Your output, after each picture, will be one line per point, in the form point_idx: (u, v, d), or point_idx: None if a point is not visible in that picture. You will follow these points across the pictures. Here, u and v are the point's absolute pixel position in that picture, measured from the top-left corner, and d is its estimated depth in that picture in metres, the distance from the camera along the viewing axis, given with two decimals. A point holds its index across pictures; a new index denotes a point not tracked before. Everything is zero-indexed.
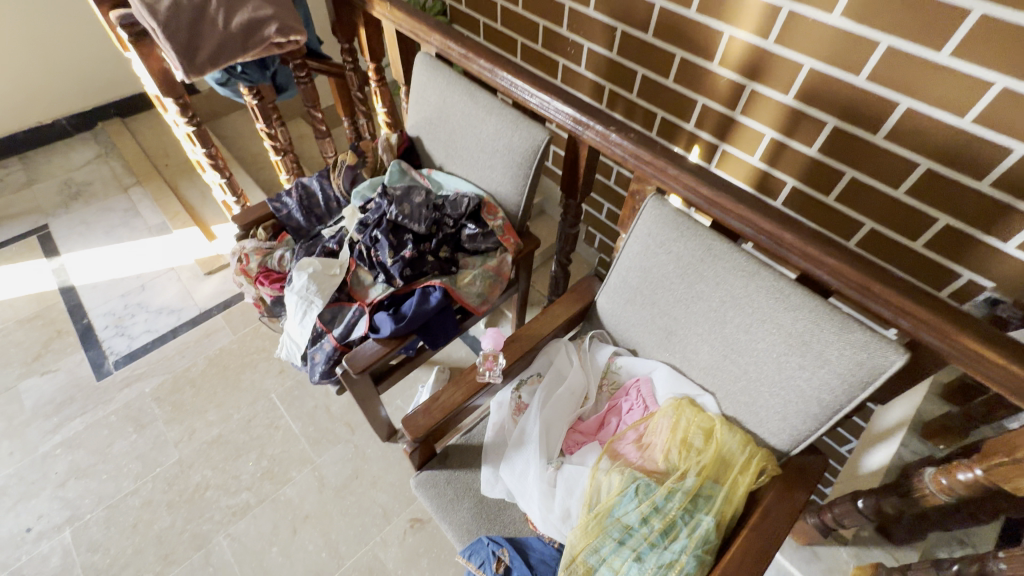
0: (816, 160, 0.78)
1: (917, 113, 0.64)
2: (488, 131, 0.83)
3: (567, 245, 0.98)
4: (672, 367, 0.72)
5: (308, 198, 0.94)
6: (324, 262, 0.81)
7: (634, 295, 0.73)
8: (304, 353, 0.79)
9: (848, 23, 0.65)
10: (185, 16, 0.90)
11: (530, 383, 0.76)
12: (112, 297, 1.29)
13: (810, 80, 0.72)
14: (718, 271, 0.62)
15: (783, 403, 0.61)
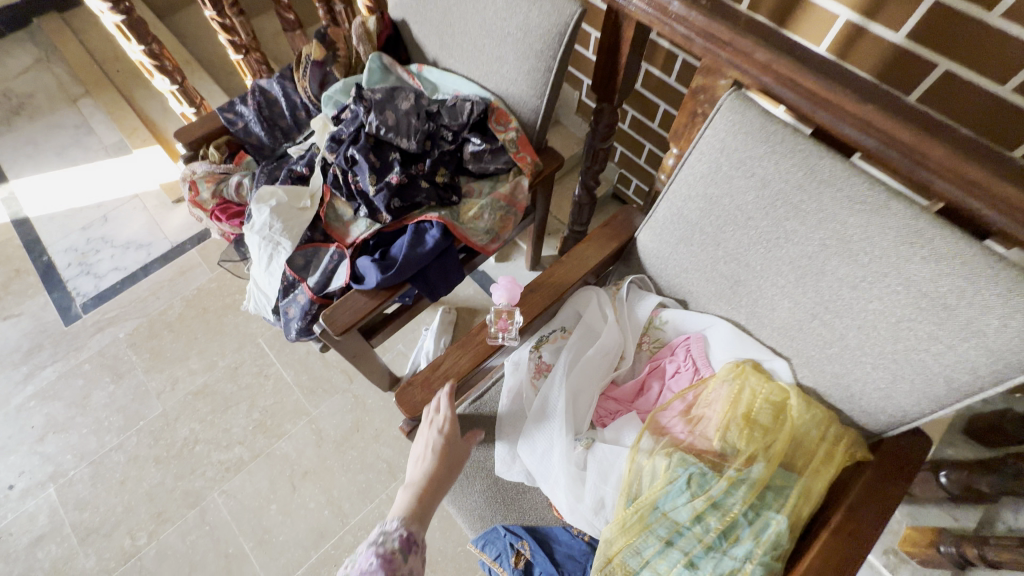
0: (901, 49, 0.52)
1: None
2: (494, 6, 0.61)
3: (595, 164, 0.79)
4: (735, 325, 0.57)
5: (269, 107, 0.75)
6: (290, 191, 0.64)
7: (692, 233, 0.55)
8: (276, 307, 0.65)
9: None
10: None
11: (553, 342, 0.61)
12: (73, 230, 1.14)
13: None
14: (821, 203, 0.44)
15: (890, 379, 0.46)
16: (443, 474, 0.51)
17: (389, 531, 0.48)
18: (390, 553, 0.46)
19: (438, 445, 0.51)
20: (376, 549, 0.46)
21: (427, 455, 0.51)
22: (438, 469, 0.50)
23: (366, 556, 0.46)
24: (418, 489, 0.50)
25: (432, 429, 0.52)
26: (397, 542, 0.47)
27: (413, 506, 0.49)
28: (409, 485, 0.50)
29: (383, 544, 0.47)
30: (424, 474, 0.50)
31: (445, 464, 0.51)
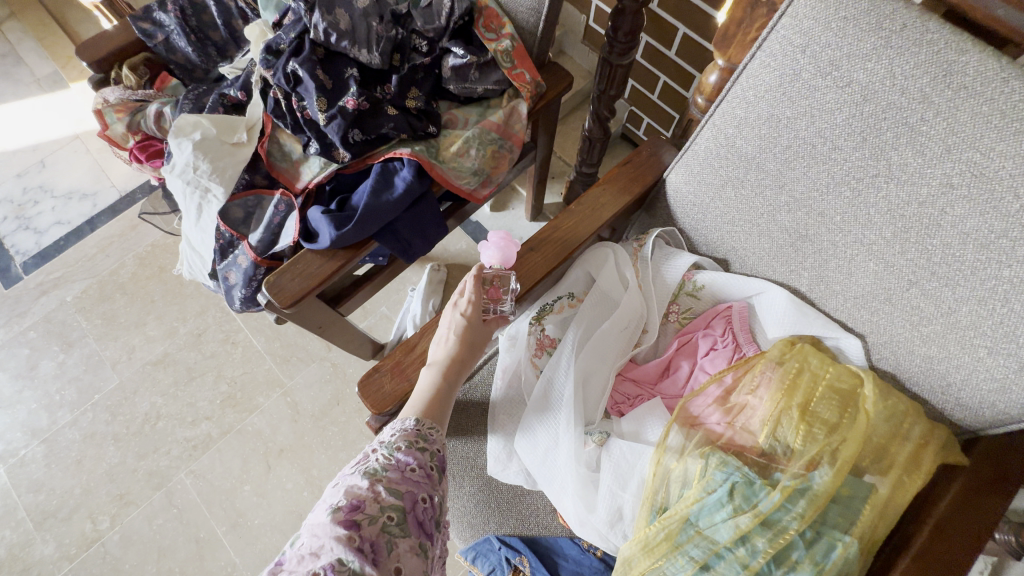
0: None
1: None
2: None
3: (611, 86, 0.63)
4: (792, 291, 0.44)
5: (195, 13, 0.58)
6: (219, 122, 0.50)
7: (745, 172, 0.42)
8: (214, 271, 0.52)
9: None
10: None
11: (559, 311, 0.49)
12: (8, 179, 0.99)
13: None
14: (953, 122, 0.30)
15: (1014, 370, 0.34)
16: (471, 354, 0.43)
17: (422, 424, 0.39)
18: (433, 467, 0.38)
19: (461, 326, 0.43)
20: (410, 447, 0.37)
21: (450, 334, 0.43)
22: (467, 349, 0.43)
23: (398, 452, 0.37)
24: (444, 370, 0.41)
25: (450, 309, 0.45)
26: (430, 437, 0.38)
27: (438, 389, 0.41)
28: (432, 365, 0.42)
29: (415, 440, 0.37)
30: (450, 354, 0.42)
31: (472, 344, 0.43)
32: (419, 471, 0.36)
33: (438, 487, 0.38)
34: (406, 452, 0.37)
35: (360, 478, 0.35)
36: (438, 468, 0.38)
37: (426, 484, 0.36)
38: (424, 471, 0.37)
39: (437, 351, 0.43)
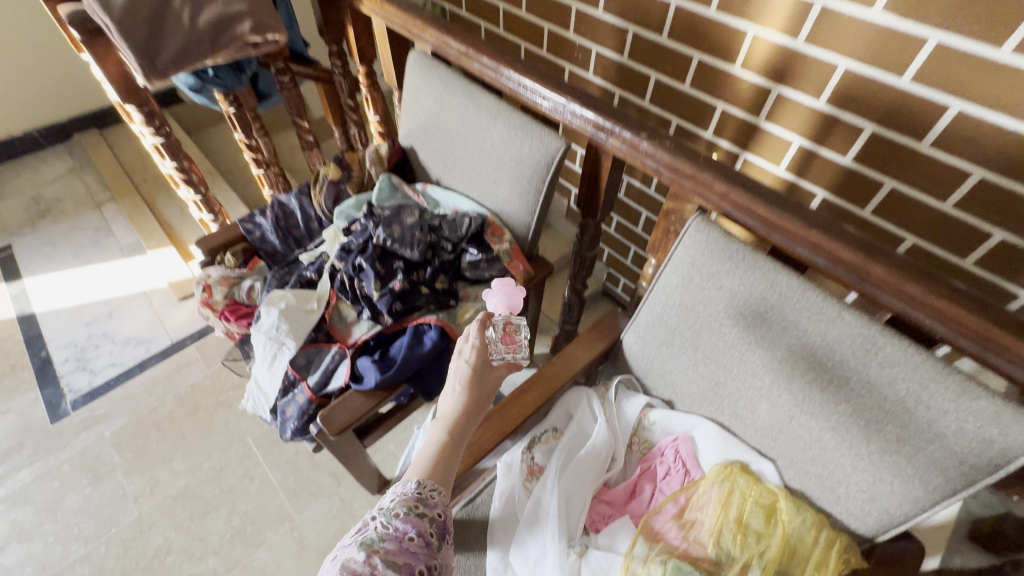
0: (850, 169, 0.69)
1: (970, 112, 0.56)
2: (492, 140, 0.71)
3: (584, 270, 0.85)
4: (720, 425, 0.59)
5: (285, 218, 0.82)
6: (299, 294, 0.69)
7: (672, 338, 0.60)
8: (274, 406, 0.66)
9: (888, 21, 0.57)
10: (143, 10, 0.79)
11: (545, 442, 0.63)
12: (76, 327, 1.16)
13: (846, 79, 0.63)
14: (783, 312, 0.49)
15: (870, 481, 0.48)
16: (473, 409, 0.49)
17: (421, 489, 0.44)
18: (429, 536, 0.43)
19: (467, 379, 0.49)
20: (409, 514, 0.42)
21: (457, 391, 0.49)
22: (469, 407, 0.49)
23: (396, 520, 0.42)
24: (449, 424, 0.48)
25: (459, 362, 0.51)
26: (430, 500, 0.44)
27: (444, 444, 0.47)
28: (441, 421, 0.48)
29: (414, 506, 0.43)
30: (455, 411, 0.49)
31: (475, 397, 0.49)
32: (415, 540, 0.42)
33: (435, 555, 0.43)
34: (402, 521, 0.42)
35: (358, 549, 0.40)
36: (434, 536, 0.43)
37: (422, 552, 0.41)
38: (420, 540, 0.42)
39: (445, 408, 0.49)
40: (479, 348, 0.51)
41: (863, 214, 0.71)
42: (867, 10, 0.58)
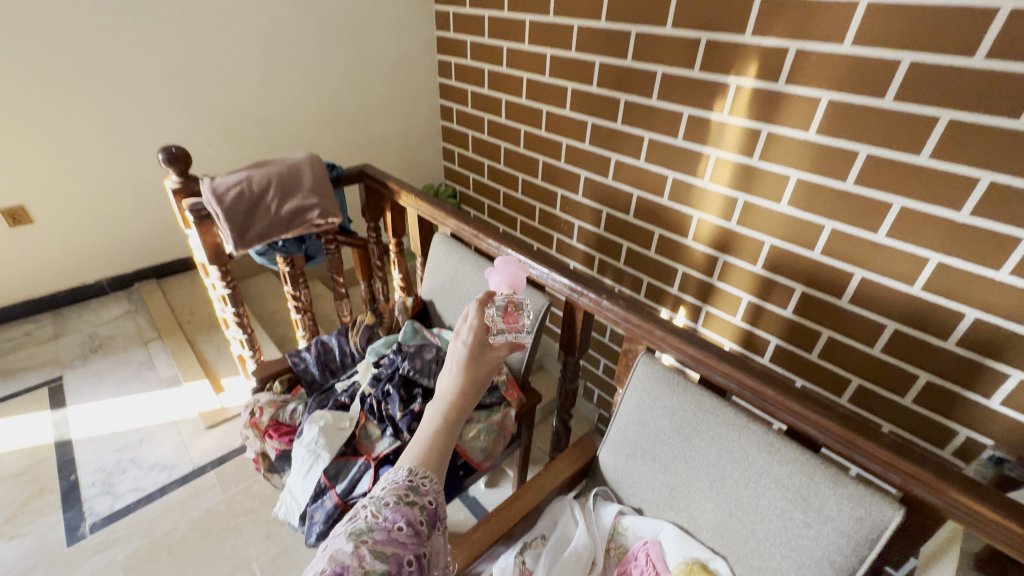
0: (796, 322, 1.36)
1: (869, 278, 1.18)
2: None
3: (568, 401, 1.02)
4: (679, 528, 0.70)
5: (325, 353, 1.02)
6: (335, 414, 0.85)
7: (635, 449, 0.75)
8: (303, 512, 0.78)
9: (794, 212, 1.26)
10: (245, 203, 1.09)
11: (534, 547, 0.73)
12: (107, 452, 1.26)
13: (771, 251, 1.35)
14: (707, 424, 0.67)
15: (795, 567, 0.59)
16: (468, 387, 0.55)
17: (413, 476, 0.50)
18: (416, 526, 0.47)
19: (463, 360, 0.56)
20: (398, 503, 0.47)
21: (453, 369, 0.56)
22: (463, 383, 0.54)
23: (385, 510, 0.46)
24: (446, 403, 0.54)
25: (457, 346, 0.58)
26: (421, 486, 0.49)
27: (439, 427, 0.53)
28: (437, 403, 0.54)
29: (403, 495, 0.48)
30: (450, 393, 0.54)
31: (469, 379, 0.55)
32: (404, 530, 0.46)
33: (423, 543, 0.47)
34: (390, 510, 0.46)
35: (347, 541, 0.43)
36: (422, 525, 0.48)
37: (410, 540, 0.46)
38: (409, 530, 0.46)
39: (443, 387, 0.56)
40: (475, 329, 0.58)
41: (813, 356, 1.35)
42: (777, 205, 1.29)
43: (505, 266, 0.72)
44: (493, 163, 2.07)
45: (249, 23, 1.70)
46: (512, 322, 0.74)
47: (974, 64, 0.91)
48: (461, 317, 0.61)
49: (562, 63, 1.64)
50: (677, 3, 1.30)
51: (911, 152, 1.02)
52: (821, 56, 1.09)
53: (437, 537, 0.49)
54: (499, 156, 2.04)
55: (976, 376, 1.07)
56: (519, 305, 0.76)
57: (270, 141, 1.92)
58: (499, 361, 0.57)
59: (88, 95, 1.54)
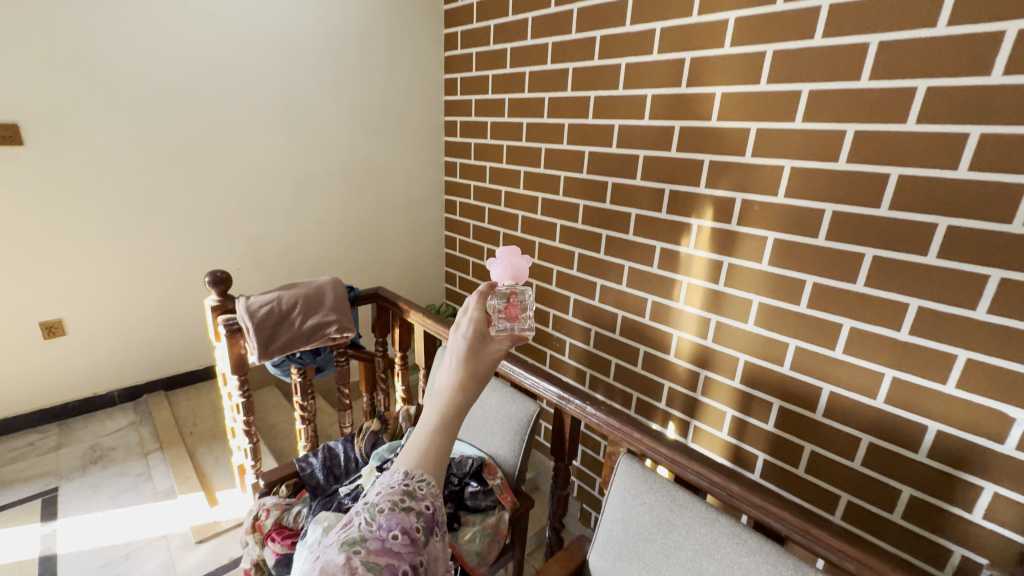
0: (780, 436, 1.46)
1: (837, 392, 1.32)
2: (491, 404, 1.11)
3: (559, 508, 1.08)
4: None
5: (331, 458, 1.09)
6: (338, 515, 0.90)
7: (620, 550, 0.80)
8: None
9: (762, 330, 1.45)
10: (273, 319, 1.25)
11: None
12: (92, 567, 1.25)
13: (747, 365, 1.50)
14: (683, 518, 0.74)
15: None
16: (466, 387, 0.57)
17: (409, 481, 0.55)
18: (411, 532, 0.53)
19: (462, 354, 0.59)
20: (393, 510, 0.53)
21: (452, 366, 0.58)
22: (462, 382, 0.57)
23: (379, 518, 0.53)
24: (446, 396, 0.57)
25: (457, 337, 0.60)
26: (417, 490, 0.55)
27: (438, 423, 0.57)
28: (437, 397, 0.57)
29: (398, 502, 0.53)
30: (450, 386, 0.57)
31: (469, 373, 0.58)
32: (398, 537, 0.52)
33: (418, 548, 0.53)
34: (384, 517, 0.53)
35: (345, 548, 0.50)
36: (416, 532, 0.54)
37: (404, 547, 0.52)
38: (402, 538, 0.52)
39: (441, 384, 0.58)
40: (474, 325, 0.60)
41: (800, 471, 1.43)
42: (745, 324, 1.48)
43: (505, 257, 0.86)
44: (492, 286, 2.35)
45: (291, 173, 2.11)
46: (512, 314, 0.82)
47: (875, 213, 1.18)
48: (461, 308, 0.64)
49: (552, 204, 1.97)
50: (643, 162, 1.64)
51: (849, 280, 1.25)
52: (761, 205, 1.38)
53: (433, 541, 0.55)
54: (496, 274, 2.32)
55: (954, 489, 1.16)
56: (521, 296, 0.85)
57: (294, 267, 2.22)
58: (496, 360, 0.60)
59: (147, 229, 1.84)
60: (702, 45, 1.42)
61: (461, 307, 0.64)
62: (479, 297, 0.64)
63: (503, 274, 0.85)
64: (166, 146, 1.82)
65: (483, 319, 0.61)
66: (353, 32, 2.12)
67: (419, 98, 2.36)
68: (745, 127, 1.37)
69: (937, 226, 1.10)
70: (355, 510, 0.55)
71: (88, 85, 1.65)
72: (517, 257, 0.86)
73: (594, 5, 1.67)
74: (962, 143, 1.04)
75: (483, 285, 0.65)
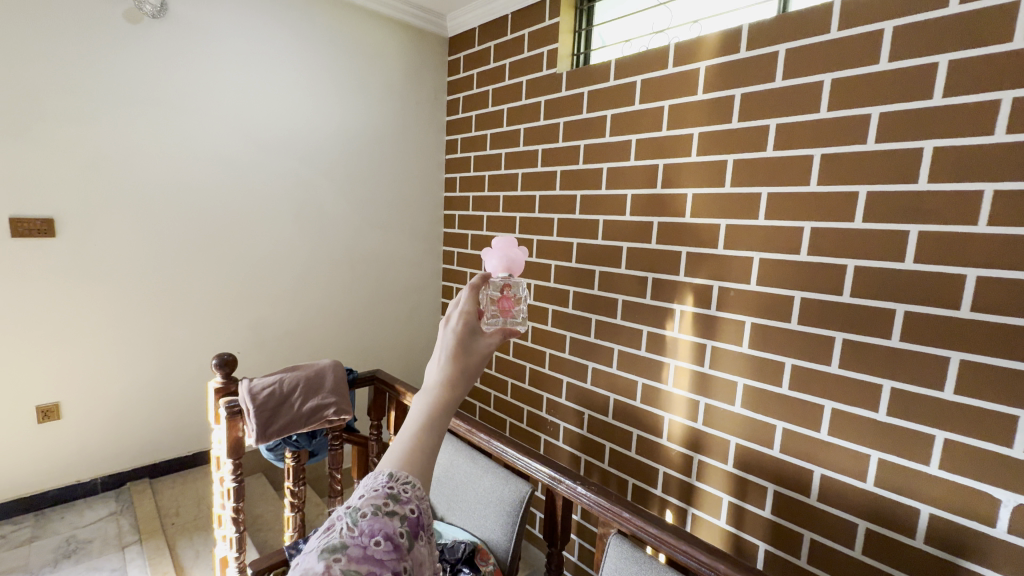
0: (779, 523, 1.44)
1: (828, 475, 1.33)
2: (484, 487, 1.17)
3: None
4: None
5: None
6: None
7: None
8: None
9: (747, 412, 1.49)
10: (273, 401, 1.29)
11: None
12: None
13: (738, 448, 1.51)
14: None
15: None
16: (456, 381, 0.57)
17: (393, 480, 0.52)
18: (395, 538, 0.49)
19: (452, 348, 0.59)
20: (375, 514, 0.49)
21: (442, 359, 0.58)
22: (452, 375, 0.57)
23: (360, 523, 0.48)
24: (435, 391, 0.56)
25: (446, 331, 0.60)
26: (402, 492, 0.51)
27: (426, 419, 0.55)
28: (427, 391, 0.56)
29: (380, 506, 0.49)
30: (439, 381, 0.57)
31: (458, 368, 0.58)
32: (381, 544, 0.48)
33: (403, 556, 0.49)
34: (365, 522, 0.48)
35: (320, 559, 0.46)
36: (401, 538, 0.49)
37: (388, 555, 0.48)
38: (386, 545, 0.48)
39: (431, 377, 0.58)
40: (465, 318, 0.61)
41: (802, 562, 1.40)
42: (732, 406, 1.52)
43: (500, 248, 0.90)
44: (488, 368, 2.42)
45: (299, 261, 2.24)
46: (506, 306, 0.84)
47: (838, 299, 1.29)
48: (452, 301, 0.64)
49: (545, 290, 2.09)
50: (626, 253, 1.79)
51: (825, 362, 1.32)
52: (736, 291, 1.49)
53: (420, 547, 0.51)
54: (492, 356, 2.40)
55: None
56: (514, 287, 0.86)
57: (293, 350, 2.28)
58: (486, 355, 0.61)
59: (155, 313, 1.91)
60: (672, 153, 1.63)
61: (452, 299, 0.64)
62: (473, 290, 0.64)
63: (498, 266, 0.90)
64: (186, 238, 1.93)
65: (475, 312, 0.62)
66: (365, 137, 2.37)
67: (421, 195, 2.59)
68: (715, 224, 1.53)
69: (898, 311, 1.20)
70: (336, 514, 0.51)
71: (122, 182, 1.77)
72: (511, 249, 0.91)
73: (578, 119, 1.92)
74: (905, 239, 1.18)
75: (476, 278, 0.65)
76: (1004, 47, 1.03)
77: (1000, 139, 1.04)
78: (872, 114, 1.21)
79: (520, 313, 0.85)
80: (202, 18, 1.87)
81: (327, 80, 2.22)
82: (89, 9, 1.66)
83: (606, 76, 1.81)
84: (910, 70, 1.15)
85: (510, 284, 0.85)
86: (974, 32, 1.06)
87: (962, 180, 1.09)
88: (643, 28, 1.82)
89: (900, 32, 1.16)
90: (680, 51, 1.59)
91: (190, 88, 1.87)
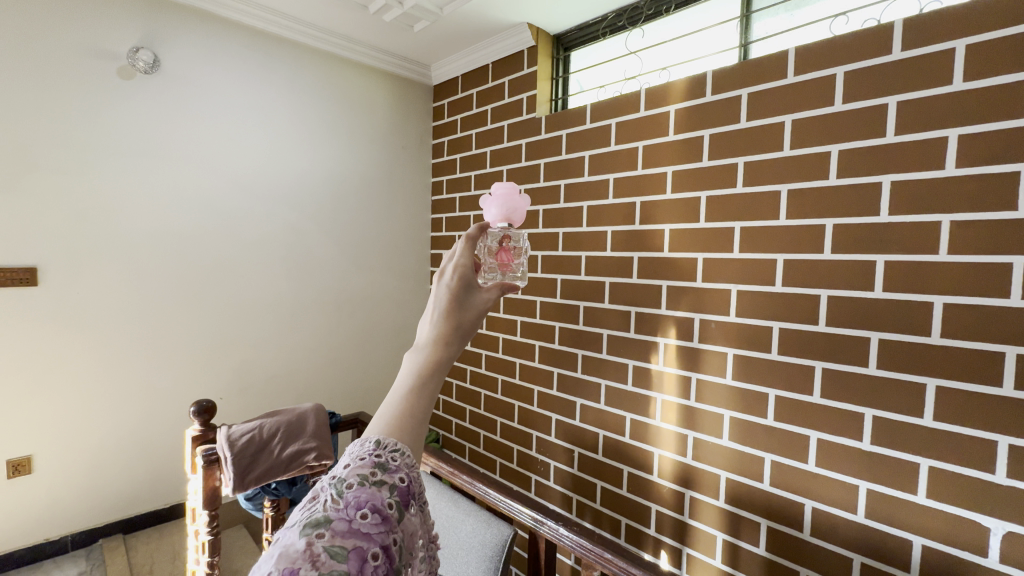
0: (774, 560, 1.40)
1: (817, 507, 1.32)
2: (467, 529, 1.15)
3: None
4: None
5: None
6: None
7: None
8: None
9: (734, 445, 1.48)
10: (252, 448, 1.26)
11: None
12: None
13: (727, 483, 1.50)
14: None
15: None
16: (449, 338, 0.59)
17: (381, 445, 0.52)
18: (383, 510, 0.48)
19: (445, 304, 0.61)
20: (363, 484, 0.48)
21: (435, 317, 0.61)
22: (446, 333, 0.59)
23: (346, 496, 0.47)
24: (426, 349, 0.58)
25: (439, 288, 0.63)
26: (392, 461, 0.51)
27: (416, 378, 0.56)
28: (418, 349, 0.58)
29: (368, 476, 0.48)
30: (430, 338, 0.59)
31: (449, 324, 0.60)
32: (368, 517, 0.47)
33: (392, 530, 0.47)
34: (354, 492, 0.47)
35: (302, 534, 0.43)
36: (389, 509, 0.48)
37: (375, 528, 0.46)
38: (374, 517, 0.47)
39: (422, 336, 0.60)
40: (460, 273, 0.64)
41: None
42: (720, 439, 1.51)
43: (501, 196, 0.92)
44: (476, 407, 2.40)
45: (283, 302, 2.24)
46: (504, 258, 0.92)
47: (814, 329, 1.31)
48: (445, 256, 0.66)
49: (531, 326, 2.11)
50: (609, 287, 1.81)
51: (807, 392, 1.33)
52: (717, 322, 1.51)
53: (410, 517, 0.50)
54: (479, 394, 2.39)
55: None
56: (514, 239, 0.93)
57: (278, 393, 2.25)
58: (481, 310, 0.63)
59: (136, 360, 1.88)
60: (647, 191, 1.69)
61: (445, 255, 0.67)
62: (467, 244, 0.67)
63: (498, 215, 0.92)
64: (170, 283, 1.94)
65: (468, 267, 0.65)
66: (352, 180, 2.43)
67: (407, 234, 2.64)
68: (693, 257, 1.57)
69: (870, 339, 1.22)
70: (320, 486, 0.49)
71: (108, 230, 1.79)
72: (512, 198, 0.93)
73: (558, 159, 1.98)
74: (872, 269, 1.21)
75: (470, 231, 0.69)
76: (946, 90, 1.10)
77: (950, 173, 1.10)
78: (832, 152, 1.27)
79: (519, 264, 0.94)
80: (193, 73, 1.95)
81: (316, 128, 2.30)
82: (84, 66, 1.72)
83: (582, 119, 1.89)
84: (862, 111, 1.22)
85: (509, 235, 0.93)
86: (917, 76, 1.14)
87: (920, 212, 1.14)
88: (615, 74, 1.92)
89: (850, 76, 1.24)
90: (651, 95, 1.67)
91: (181, 138, 1.93)
